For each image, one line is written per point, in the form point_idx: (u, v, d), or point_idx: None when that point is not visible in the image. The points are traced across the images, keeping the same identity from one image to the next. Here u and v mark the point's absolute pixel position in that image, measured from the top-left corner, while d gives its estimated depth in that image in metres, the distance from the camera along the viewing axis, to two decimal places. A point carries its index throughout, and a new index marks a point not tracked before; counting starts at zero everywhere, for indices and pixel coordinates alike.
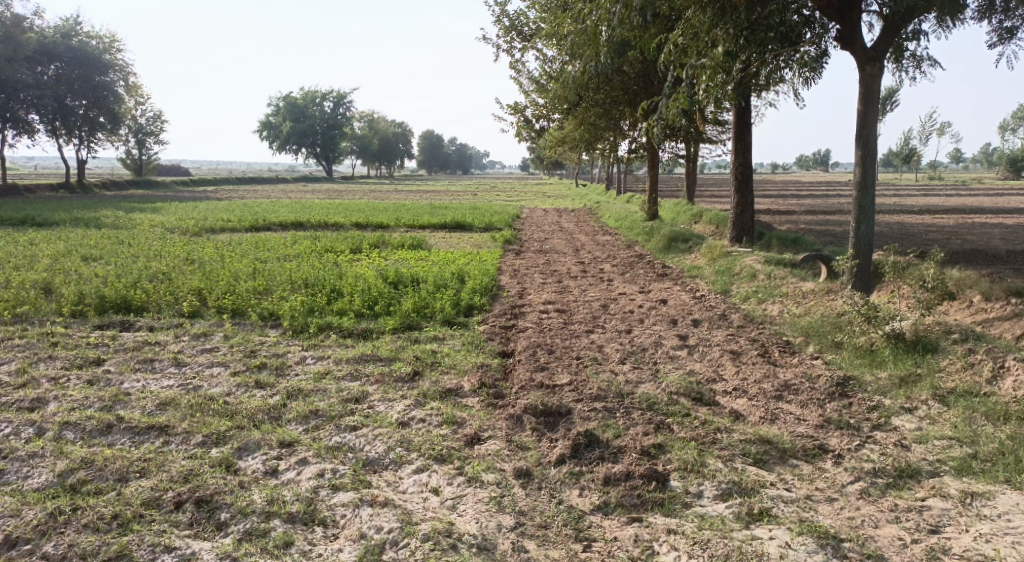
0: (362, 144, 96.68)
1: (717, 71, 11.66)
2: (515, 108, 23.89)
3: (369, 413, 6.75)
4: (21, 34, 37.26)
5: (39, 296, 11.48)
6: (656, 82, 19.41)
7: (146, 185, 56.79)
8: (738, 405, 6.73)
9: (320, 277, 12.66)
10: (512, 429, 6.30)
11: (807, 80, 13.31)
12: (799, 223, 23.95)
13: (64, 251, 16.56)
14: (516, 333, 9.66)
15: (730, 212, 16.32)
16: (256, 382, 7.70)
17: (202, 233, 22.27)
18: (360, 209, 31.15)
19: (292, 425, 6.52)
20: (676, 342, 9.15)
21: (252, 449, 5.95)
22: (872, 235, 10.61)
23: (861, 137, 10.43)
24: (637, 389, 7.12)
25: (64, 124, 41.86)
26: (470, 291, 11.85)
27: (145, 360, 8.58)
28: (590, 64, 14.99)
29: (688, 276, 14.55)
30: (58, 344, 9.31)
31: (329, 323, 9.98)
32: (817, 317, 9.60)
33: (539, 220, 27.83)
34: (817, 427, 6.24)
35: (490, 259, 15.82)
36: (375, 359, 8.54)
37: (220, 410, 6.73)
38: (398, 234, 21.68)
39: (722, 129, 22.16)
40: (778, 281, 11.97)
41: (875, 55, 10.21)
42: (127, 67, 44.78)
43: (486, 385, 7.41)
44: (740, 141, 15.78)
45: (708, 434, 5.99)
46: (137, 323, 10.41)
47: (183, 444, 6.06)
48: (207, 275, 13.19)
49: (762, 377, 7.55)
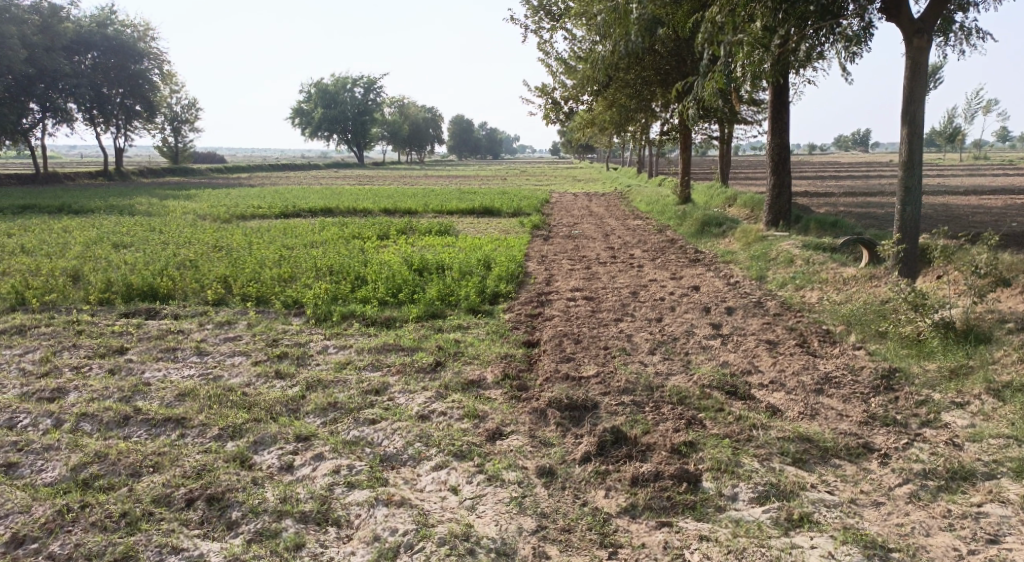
0: (392, 130, 96.73)
1: (754, 46, 11.21)
2: (543, 91, 23.46)
3: (390, 405, 6.54)
4: (58, 24, 37.73)
5: (67, 283, 11.51)
6: (689, 62, 18.82)
7: (182, 171, 57.49)
8: (775, 400, 6.37)
9: (344, 264, 12.50)
10: (535, 423, 6.03)
11: (849, 56, 12.71)
12: (838, 205, 23.20)
13: (95, 238, 16.66)
14: (542, 322, 9.37)
15: (767, 194, 15.77)
16: (276, 372, 7.54)
17: (232, 220, 22.33)
18: (389, 195, 31.00)
19: (310, 417, 6.34)
20: (708, 331, 8.80)
21: (268, 443, 5.78)
22: (918, 219, 10.09)
23: (907, 115, 9.88)
24: (667, 382, 6.81)
25: (102, 112, 42.39)
26: (496, 278, 11.57)
27: (167, 349, 8.49)
28: (621, 44, 14.53)
29: (721, 261, 14.10)
30: (83, 332, 9.28)
31: (352, 311, 9.80)
32: (860, 304, 9.16)
33: (568, 204, 27.45)
34: (861, 424, 5.86)
35: (517, 244, 15.55)
36: (397, 348, 8.33)
37: (238, 402, 6.58)
38: (426, 220, 21.50)
39: (758, 109, 21.47)
40: (817, 266, 11.49)
41: (923, 27, 9.65)
42: (161, 55, 45.19)
43: (509, 376, 7.15)
44: (777, 121, 15.19)
45: (743, 431, 5.66)
46: (162, 311, 10.35)
47: (199, 437, 5.91)
48: (233, 262, 13.12)
49: (800, 368, 7.17)
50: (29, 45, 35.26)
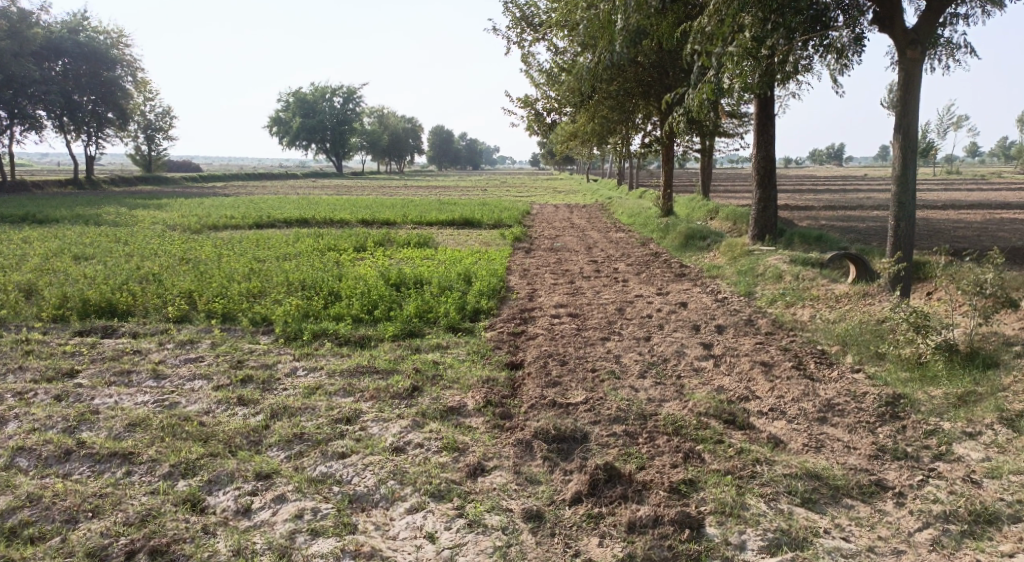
0: (371, 140, 96.11)
1: (744, 58, 10.87)
2: (525, 102, 23.08)
3: (362, 436, 6.01)
4: (28, 29, 36.78)
5: (19, 299, 10.82)
6: (671, 74, 18.58)
7: (156, 180, 56.33)
8: (777, 430, 5.94)
9: (317, 278, 11.93)
10: (520, 458, 5.54)
11: (836, 68, 12.46)
12: (819, 219, 23.06)
13: (55, 250, 15.91)
14: (526, 341, 8.90)
15: (753, 208, 15.45)
16: (239, 399, 6.96)
17: (203, 231, 21.61)
18: (366, 205, 30.41)
19: (274, 451, 5.79)
20: (700, 352, 8.38)
21: (223, 482, 5.23)
22: (913, 234, 9.81)
23: (900, 128, 9.59)
24: (661, 410, 6.34)
25: (72, 119, 41.32)
26: (477, 293, 11.08)
27: (121, 372, 7.88)
28: (604, 55, 14.18)
29: (708, 276, 13.73)
30: (31, 353, 8.63)
31: (325, 330, 9.25)
32: (855, 324, 8.78)
33: (549, 216, 27.06)
34: (870, 457, 5.45)
35: (498, 258, 15.09)
36: (371, 371, 7.78)
37: (193, 433, 6.01)
38: (405, 231, 20.97)
39: (741, 122, 21.28)
40: (807, 282, 11.13)
41: (917, 39, 9.38)
42: (135, 62, 44.23)
43: (491, 403, 6.64)
44: (763, 134, 14.91)
45: (746, 466, 5.22)
46: (120, 329, 9.71)
47: (148, 475, 5.35)
48: (200, 276, 12.50)
49: (801, 394, 6.74)
50: None
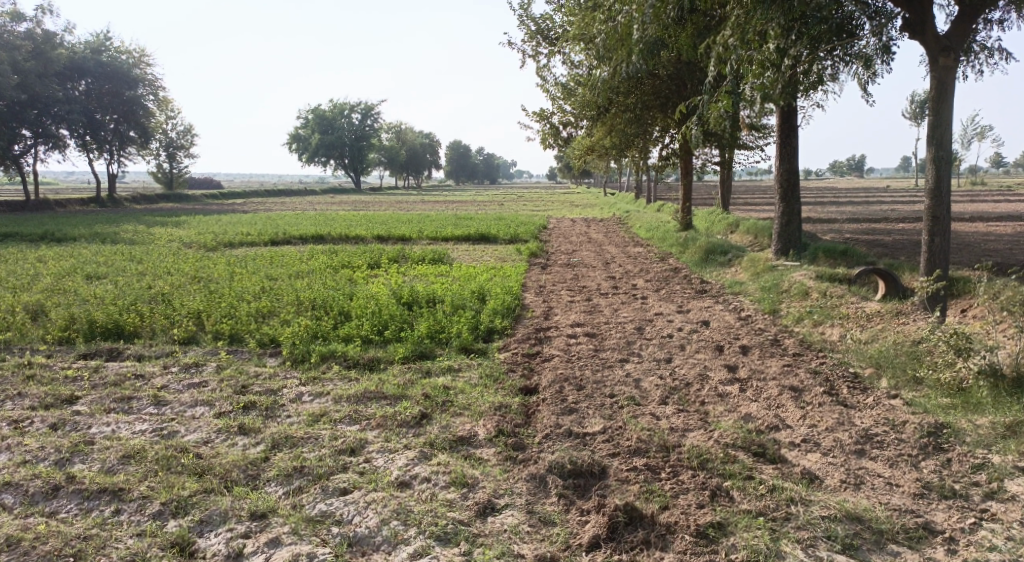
0: (388, 155, 96.52)
1: (766, 67, 10.47)
2: (542, 116, 22.81)
3: (366, 469, 5.66)
4: (52, 50, 37.19)
5: (26, 320, 10.63)
6: (690, 85, 18.19)
7: (176, 197, 56.70)
8: (811, 464, 5.53)
9: (328, 297, 11.65)
10: (534, 494, 5.17)
11: (862, 77, 12.05)
12: (843, 232, 22.44)
13: (69, 269, 15.83)
14: (541, 364, 8.52)
15: (776, 222, 14.96)
16: (239, 427, 6.64)
17: (219, 248, 21.51)
18: (382, 221, 30.30)
19: (271, 486, 5.45)
20: (724, 375, 7.95)
21: (216, 522, 4.93)
22: (948, 250, 9.36)
23: (934, 139, 9.16)
24: (684, 440, 5.92)
25: (95, 138, 41.71)
26: (491, 312, 10.72)
27: (122, 398, 7.60)
28: (621, 66, 13.86)
29: (730, 293, 13.27)
30: (33, 377, 8.40)
31: (333, 351, 8.94)
32: (890, 344, 8.32)
33: (567, 230, 26.76)
34: (915, 497, 5.03)
35: (513, 274, 14.75)
36: (379, 397, 7.42)
37: (189, 465, 5.70)
38: (420, 247, 20.75)
39: (762, 134, 20.83)
40: (835, 300, 10.65)
41: (949, 45, 8.96)
42: (156, 81, 44.57)
43: (503, 432, 6.25)
44: (786, 146, 14.47)
45: (779, 506, 4.84)
46: (125, 352, 9.47)
47: (137, 514, 5.04)
48: (210, 296, 12.28)
49: (835, 424, 6.29)
50: (20, 70, 34.59)
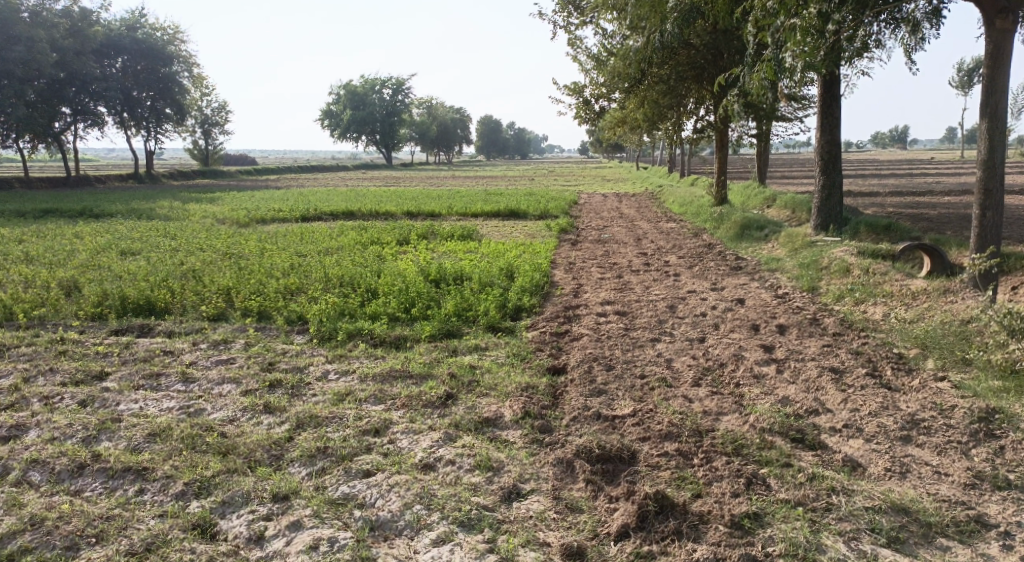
0: (419, 130, 96.31)
1: (809, 33, 9.98)
2: (574, 89, 22.37)
3: (390, 450, 5.54)
4: (88, 28, 37.54)
5: (61, 296, 10.74)
6: (727, 55, 17.59)
7: (212, 173, 57.32)
8: (853, 451, 5.27)
9: (356, 274, 11.56)
10: (561, 480, 5.01)
11: (911, 43, 11.46)
12: (886, 206, 21.71)
13: (104, 245, 16.02)
14: (570, 343, 8.32)
15: (815, 196, 14.46)
16: (265, 406, 6.57)
17: (251, 224, 21.64)
18: (413, 197, 30.19)
19: (295, 467, 5.36)
20: (760, 356, 7.67)
21: (238, 503, 4.87)
22: (1001, 224, 8.89)
23: (988, 108, 8.67)
24: (718, 425, 5.70)
25: (132, 115, 42.21)
26: (519, 290, 10.53)
27: (150, 375, 7.60)
28: (655, 35, 13.43)
29: (766, 269, 12.88)
30: (65, 353, 8.46)
31: (360, 329, 8.85)
32: (937, 326, 7.94)
33: (598, 206, 26.38)
34: (966, 487, 4.75)
35: (543, 250, 14.53)
36: (405, 376, 7.31)
37: (213, 444, 5.64)
38: (449, 223, 20.65)
39: (800, 105, 20.15)
40: (878, 277, 10.24)
41: (1008, 5, 8.37)
42: (191, 58, 44.82)
43: (530, 414, 6.08)
44: (827, 116, 13.94)
45: (819, 496, 4.61)
46: (156, 328, 9.50)
47: (160, 494, 5.00)
48: (239, 272, 12.28)
49: (879, 408, 6.00)
50: (58, 49, 35.02)
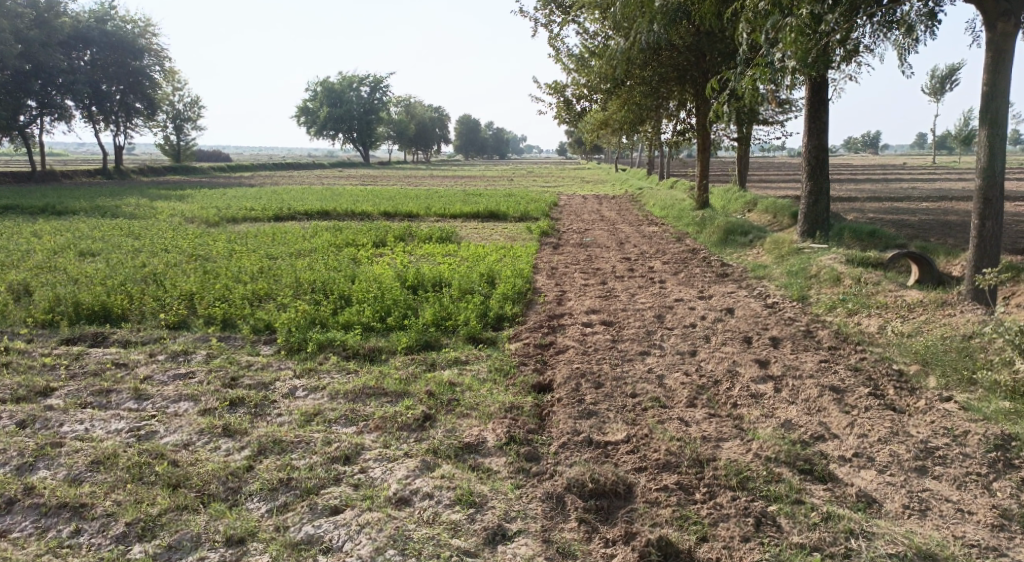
0: (397, 129, 95.31)
1: (802, 34, 9.58)
2: (555, 88, 21.93)
3: (361, 482, 5.01)
4: (55, 18, 36.27)
5: (10, 301, 10.01)
6: (710, 57, 17.21)
7: (183, 169, 56.04)
8: (866, 483, 4.86)
9: (329, 279, 10.95)
10: (551, 518, 4.53)
11: (903, 46, 11.15)
12: (866, 211, 21.54)
13: (63, 245, 15.20)
14: (555, 356, 7.84)
15: (802, 201, 14.13)
16: (224, 429, 5.98)
17: (221, 224, 20.88)
18: (389, 196, 29.53)
19: (254, 502, 4.82)
20: (756, 372, 7.24)
21: (186, 549, 4.35)
22: (1000, 234, 8.56)
23: (988, 115, 8.34)
24: (720, 454, 5.24)
25: (100, 109, 40.99)
26: (500, 298, 10.02)
27: (100, 391, 6.97)
28: (641, 34, 12.97)
29: (754, 277, 12.50)
30: (8, 365, 7.79)
31: (331, 340, 8.28)
32: (938, 341, 7.58)
33: (578, 208, 25.99)
34: (993, 529, 4.37)
35: (524, 255, 14.03)
36: (378, 394, 6.76)
37: (162, 475, 5.07)
38: (427, 224, 20.15)
39: (782, 109, 19.89)
40: (870, 287, 9.89)
41: (1010, 8, 8.02)
42: (162, 51, 43.67)
43: (515, 440, 5.58)
44: (815, 120, 13.61)
45: (836, 540, 4.22)
46: (110, 337, 8.83)
47: (99, 536, 4.45)
48: (204, 276, 11.62)
49: (888, 434, 5.60)
50: (24, 39, 33.91)
